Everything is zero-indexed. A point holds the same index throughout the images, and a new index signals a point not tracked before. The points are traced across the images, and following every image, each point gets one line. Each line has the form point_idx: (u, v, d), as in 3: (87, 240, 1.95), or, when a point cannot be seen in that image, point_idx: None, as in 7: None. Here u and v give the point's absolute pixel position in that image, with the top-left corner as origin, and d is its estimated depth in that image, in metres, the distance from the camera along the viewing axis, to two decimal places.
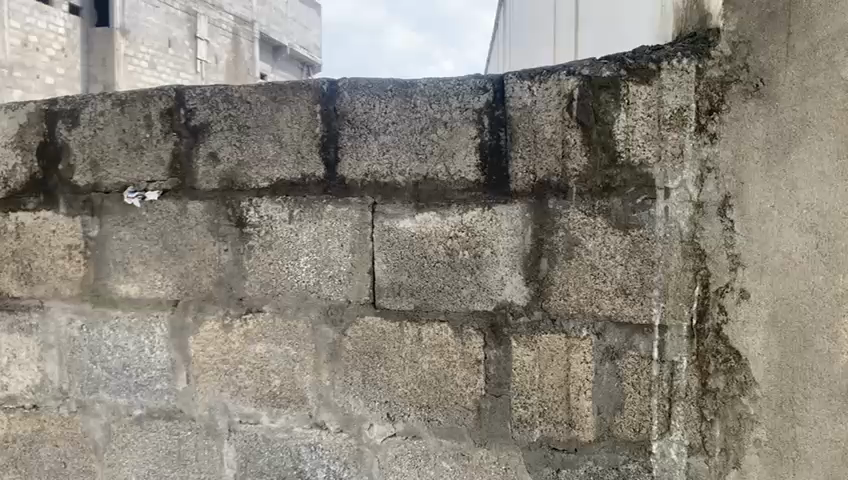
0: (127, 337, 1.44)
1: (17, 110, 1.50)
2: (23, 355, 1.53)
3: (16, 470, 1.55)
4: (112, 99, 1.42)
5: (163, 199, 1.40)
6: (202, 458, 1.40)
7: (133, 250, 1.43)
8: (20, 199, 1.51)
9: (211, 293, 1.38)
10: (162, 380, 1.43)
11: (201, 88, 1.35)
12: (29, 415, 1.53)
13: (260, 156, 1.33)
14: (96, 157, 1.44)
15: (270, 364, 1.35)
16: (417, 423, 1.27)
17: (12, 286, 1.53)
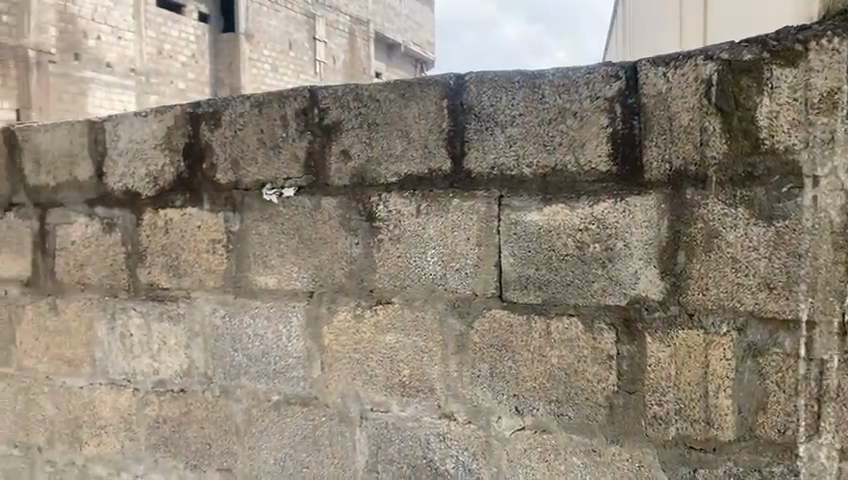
0: (266, 326, 1.52)
1: (164, 114, 1.61)
2: (172, 342, 1.64)
3: (167, 449, 1.67)
4: (251, 102, 1.49)
5: (297, 195, 1.46)
6: (335, 443, 1.45)
7: (270, 245, 1.51)
8: (169, 197, 1.62)
9: (344, 284, 1.43)
10: (298, 367, 1.49)
11: (333, 87, 1.40)
12: (178, 398, 1.64)
13: (389, 152, 1.36)
14: (237, 156, 1.52)
15: (399, 355, 1.38)
16: (547, 416, 1.26)
17: (163, 278, 1.65)
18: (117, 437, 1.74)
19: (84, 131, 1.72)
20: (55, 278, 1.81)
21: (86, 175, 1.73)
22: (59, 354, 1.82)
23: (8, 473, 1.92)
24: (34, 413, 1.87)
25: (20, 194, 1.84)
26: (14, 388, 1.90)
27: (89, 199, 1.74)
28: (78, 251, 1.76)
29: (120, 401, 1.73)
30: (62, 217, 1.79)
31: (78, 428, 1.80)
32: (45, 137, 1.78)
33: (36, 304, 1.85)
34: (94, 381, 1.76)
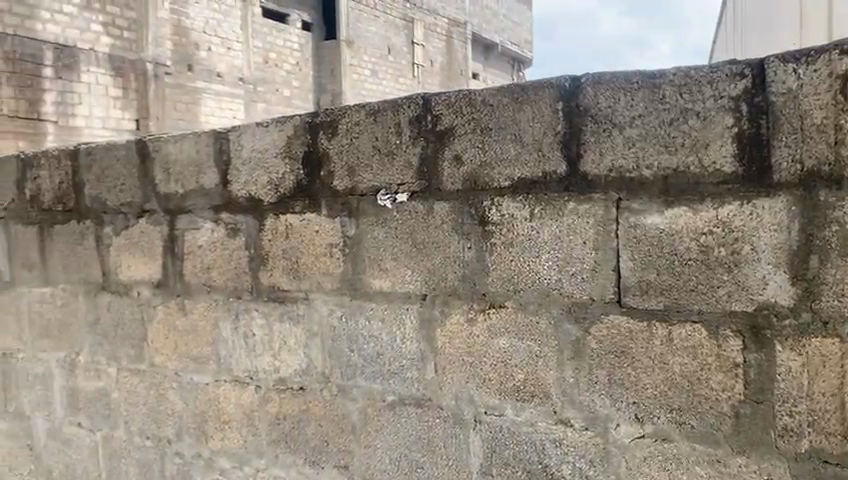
0: (380, 328, 1.56)
1: (284, 123, 1.68)
2: (292, 342, 1.71)
3: (286, 445, 1.73)
4: (366, 110, 1.54)
5: (411, 200, 1.49)
6: (449, 445, 1.47)
7: (385, 249, 1.54)
8: (289, 203, 1.69)
9: (456, 288, 1.45)
10: (412, 369, 1.52)
11: (446, 93, 1.42)
12: (297, 396, 1.71)
13: (502, 156, 1.36)
14: (352, 163, 1.56)
15: (513, 358, 1.38)
16: (668, 425, 1.23)
17: (283, 280, 1.72)
18: (240, 432, 1.82)
19: (209, 140, 1.82)
20: (184, 280, 1.93)
21: (211, 183, 1.82)
22: (187, 352, 1.93)
23: (141, 463, 2.06)
24: (164, 407, 1.99)
25: (151, 201, 1.96)
26: (147, 383, 2.03)
27: (214, 206, 1.83)
28: (204, 254, 1.86)
29: (242, 398, 1.81)
30: (189, 222, 1.90)
31: (204, 423, 1.90)
32: (174, 147, 1.89)
33: (166, 304, 1.97)
34: (218, 378, 1.86)
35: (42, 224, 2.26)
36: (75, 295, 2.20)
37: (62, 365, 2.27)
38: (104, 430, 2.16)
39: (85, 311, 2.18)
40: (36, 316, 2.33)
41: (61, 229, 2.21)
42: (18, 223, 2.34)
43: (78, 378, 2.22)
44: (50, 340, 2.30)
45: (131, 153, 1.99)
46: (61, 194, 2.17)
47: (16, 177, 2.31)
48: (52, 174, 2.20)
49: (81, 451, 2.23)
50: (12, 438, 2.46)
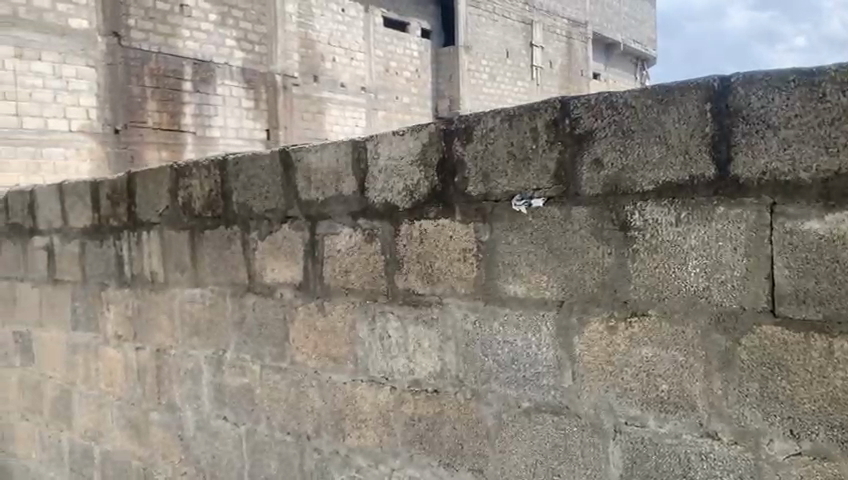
0: (516, 334, 1.56)
1: (421, 132, 1.72)
2: (426, 345, 1.74)
3: (421, 446, 1.76)
4: (502, 116, 1.54)
5: (548, 205, 1.48)
6: (588, 454, 1.45)
7: (520, 253, 1.54)
8: (424, 208, 1.72)
9: (596, 294, 1.43)
10: (549, 375, 1.51)
11: (585, 96, 1.41)
12: (432, 398, 1.73)
13: (646, 160, 1.33)
14: (487, 169, 1.57)
15: (655, 369, 1.34)
16: (827, 443, 1.15)
17: (417, 284, 1.76)
18: (376, 431, 1.87)
19: (348, 149, 1.89)
20: (323, 283, 2.01)
21: (349, 190, 1.89)
22: (326, 352, 2.01)
23: (282, 456, 2.15)
24: (303, 404, 2.08)
25: (294, 207, 2.06)
26: (288, 380, 2.13)
27: (352, 212, 1.90)
28: (343, 259, 1.93)
29: (378, 398, 1.86)
30: (329, 228, 1.98)
31: (342, 421, 1.96)
32: (315, 156, 1.98)
33: (307, 305, 2.06)
34: (356, 378, 1.92)
35: (193, 228, 2.43)
36: (223, 296, 2.35)
37: (210, 361, 2.42)
38: (247, 424, 2.28)
39: (232, 311, 2.31)
40: (188, 315, 2.49)
41: (210, 234, 2.36)
42: (172, 228, 2.53)
43: (224, 375, 2.36)
44: (199, 338, 2.46)
45: (275, 163, 2.10)
46: (210, 200, 2.32)
47: (169, 186, 2.48)
48: (203, 182, 2.35)
49: (227, 442, 2.36)
50: (165, 429, 2.65)
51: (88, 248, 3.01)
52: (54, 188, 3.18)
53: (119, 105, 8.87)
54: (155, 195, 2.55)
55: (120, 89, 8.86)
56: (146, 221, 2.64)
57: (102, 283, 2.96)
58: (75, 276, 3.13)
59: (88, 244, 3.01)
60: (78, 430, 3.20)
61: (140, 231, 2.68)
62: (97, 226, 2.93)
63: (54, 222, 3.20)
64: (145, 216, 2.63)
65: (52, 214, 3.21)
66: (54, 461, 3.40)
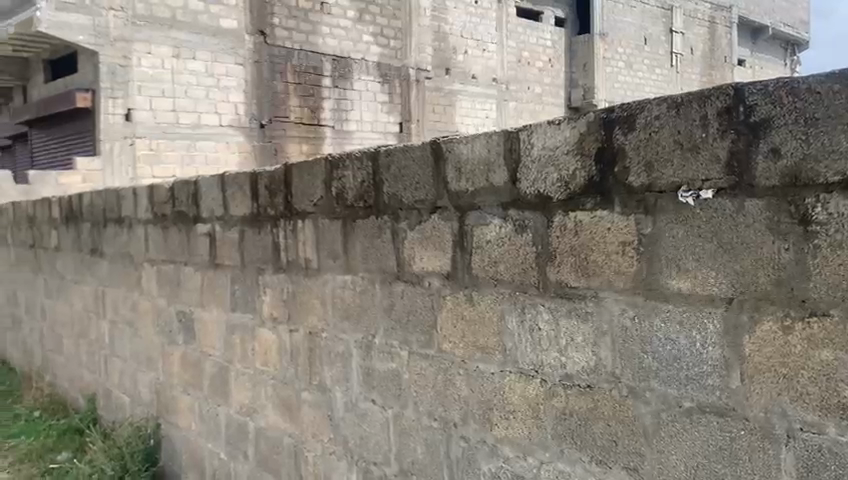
0: (679, 331, 1.50)
1: (578, 121, 1.69)
2: (580, 339, 1.71)
3: (572, 441, 1.75)
4: (668, 103, 1.49)
5: (717, 197, 1.42)
6: (756, 460, 1.38)
7: (685, 247, 1.48)
8: (580, 200, 1.69)
9: (770, 292, 1.35)
10: (714, 375, 1.45)
11: (762, 82, 1.34)
12: (585, 394, 1.70)
13: (830, 149, 1.25)
14: (651, 158, 1.52)
15: (838, 372, 1.25)
16: None
17: (570, 277, 1.73)
18: (525, 424, 1.87)
19: (500, 140, 1.89)
20: (472, 273, 2.02)
21: (500, 181, 1.89)
22: (474, 342, 2.03)
23: (428, 442, 2.20)
24: (450, 392, 2.11)
25: (443, 198, 2.08)
26: (435, 368, 2.16)
27: (503, 203, 1.90)
28: (492, 250, 1.94)
29: (527, 390, 1.86)
30: (479, 218, 1.98)
31: (489, 411, 1.97)
32: (466, 148, 1.99)
33: (455, 294, 2.09)
34: (504, 369, 1.92)
35: (346, 218, 2.52)
36: (373, 283, 2.42)
37: (360, 344, 2.51)
38: (394, 408, 2.35)
39: (381, 298, 2.38)
40: (339, 300, 2.60)
41: (362, 224, 2.44)
42: (325, 217, 2.64)
43: (373, 359, 2.44)
44: (349, 322, 2.55)
45: (426, 154, 2.13)
46: (362, 192, 2.40)
47: (324, 177, 2.59)
48: (355, 173, 2.43)
49: (375, 425, 2.44)
50: (316, 409, 2.77)
51: (247, 236, 3.20)
52: (216, 179, 3.40)
53: (264, 100, 10.91)
54: (311, 186, 2.67)
55: (266, 85, 10.91)
56: (300, 210, 2.77)
57: (259, 268, 3.14)
58: (233, 261, 3.34)
59: (246, 232, 3.20)
60: (234, 406, 3.41)
61: (295, 219, 2.82)
62: (255, 215, 3.11)
63: (216, 210, 3.42)
64: (300, 206, 2.75)
65: (214, 203, 3.43)
66: (211, 434, 3.64)
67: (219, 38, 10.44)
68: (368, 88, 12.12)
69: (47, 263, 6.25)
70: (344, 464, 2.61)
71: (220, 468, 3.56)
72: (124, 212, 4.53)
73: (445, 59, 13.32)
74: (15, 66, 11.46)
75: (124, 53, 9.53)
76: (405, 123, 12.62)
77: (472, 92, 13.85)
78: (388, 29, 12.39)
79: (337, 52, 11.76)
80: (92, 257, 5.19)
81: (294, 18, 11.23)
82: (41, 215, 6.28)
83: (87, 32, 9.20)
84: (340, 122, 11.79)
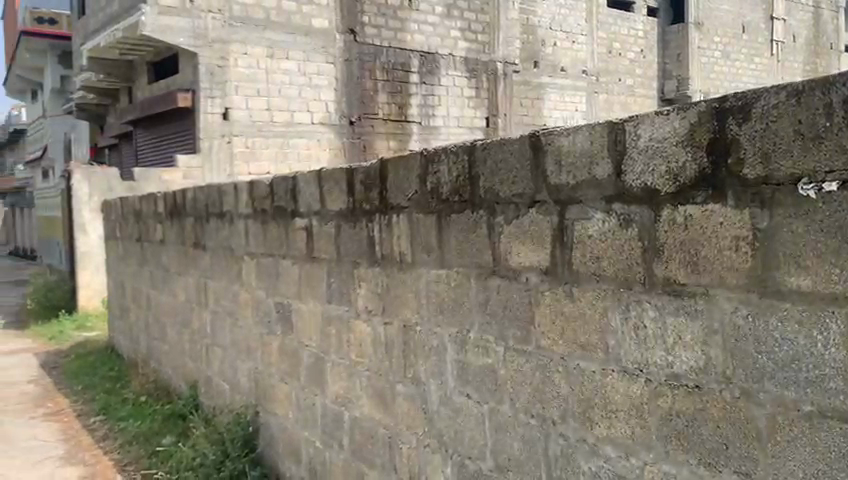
0: (797, 332, 1.43)
1: (688, 111, 1.63)
2: (688, 338, 1.66)
3: (679, 443, 1.69)
4: (788, 91, 1.42)
5: (842, 190, 1.34)
6: None
7: (807, 244, 1.41)
8: (689, 193, 1.63)
9: None
10: (837, 379, 1.37)
11: None
12: (693, 394, 1.65)
13: None
14: (769, 149, 1.45)
15: None
16: None
17: (679, 273, 1.67)
18: (628, 424, 1.82)
19: (604, 132, 1.84)
20: (573, 269, 1.99)
21: (604, 174, 1.85)
22: (574, 339, 1.99)
23: (525, 438, 2.18)
24: (549, 390, 2.08)
25: (542, 192, 2.06)
26: (533, 364, 2.14)
27: (606, 196, 1.85)
28: (595, 245, 1.90)
29: (630, 389, 1.81)
30: (580, 213, 1.95)
31: (590, 409, 1.94)
32: (567, 140, 1.96)
33: (554, 290, 2.06)
34: (606, 367, 1.88)
35: (441, 212, 2.52)
36: (468, 278, 2.42)
37: (454, 339, 2.50)
38: (490, 403, 2.34)
39: (476, 293, 2.37)
40: (433, 294, 2.60)
41: (457, 218, 2.43)
42: (420, 212, 2.65)
43: (468, 354, 2.43)
44: (444, 316, 2.56)
45: (524, 147, 2.10)
46: (458, 186, 2.39)
47: (419, 172, 2.60)
48: (451, 168, 2.42)
49: (470, 419, 2.44)
50: (411, 402, 2.79)
51: (343, 229, 3.26)
52: (313, 174, 3.47)
53: (354, 98, 11.08)
54: (406, 180, 2.69)
55: (355, 83, 11.08)
56: (395, 205, 2.79)
57: (354, 261, 3.19)
58: (329, 254, 3.40)
59: (342, 226, 3.25)
60: (330, 396, 3.49)
61: (390, 214, 2.84)
62: (350, 210, 3.16)
63: (313, 205, 3.50)
64: (396, 200, 2.78)
65: (311, 198, 3.51)
66: (308, 422, 3.73)
67: (311, 37, 10.66)
68: (455, 83, 12.14)
69: (152, 256, 6.56)
70: (438, 457, 2.63)
71: (316, 456, 3.65)
72: (226, 207, 4.70)
73: (533, 52, 13.22)
74: (122, 69, 12.07)
75: (221, 54, 9.92)
76: (492, 117, 12.60)
77: (561, 85, 13.71)
78: (477, 23, 12.36)
79: (425, 48, 11.78)
80: (195, 250, 5.42)
81: (383, 15, 11.35)
82: (147, 210, 6.60)
83: (187, 34, 9.71)
84: (426, 118, 11.84)
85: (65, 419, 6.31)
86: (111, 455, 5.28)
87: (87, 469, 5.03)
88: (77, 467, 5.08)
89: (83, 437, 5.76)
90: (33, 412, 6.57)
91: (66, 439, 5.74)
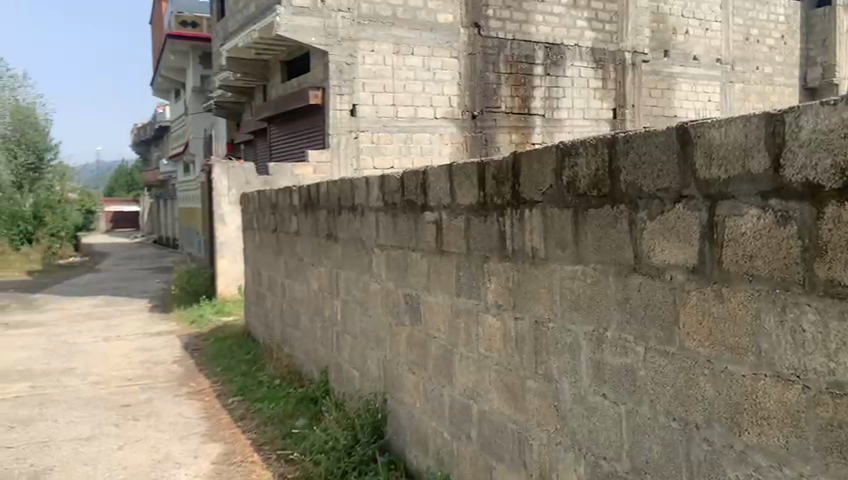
0: None
1: None
2: None
3: (840, 456, 1.58)
4: None
5: None
6: None
7: None
8: None
9: None
10: None
11: None
12: None
13: None
14: None
15: None
16: None
17: (843, 274, 1.57)
18: (782, 431, 1.73)
19: (760, 122, 1.76)
20: (722, 268, 1.90)
21: (759, 167, 1.75)
22: (722, 340, 1.91)
23: (666, 441, 2.12)
24: (693, 393, 2.01)
25: (690, 187, 1.98)
26: (676, 366, 2.07)
27: (762, 191, 1.76)
28: (748, 242, 1.81)
29: (785, 396, 1.72)
30: (732, 208, 1.85)
31: (738, 415, 1.86)
32: (718, 132, 1.88)
33: (701, 290, 1.97)
34: (758, 372, 1.79)
35: (577, 207, 2.48)
36: (606, 275, 2.36)
37: (590, 336, 2.46)
38: (628, 404, 2.28)
39: (615, 290, 2.31)
40: (569, 291, 2.56)
41: (595, 214, 2.38)
42: (555, 206, 2.61)
43: (605, 353, 2.38)
44: (579, 313, 2.51)
45: (670, 139, 2.03)
46: (597, 180, 2.34)
47: (554, 166, 2.58)
48: (589, 161, 2.38)
49: (606, 419, 2.39)
50: (542, 398, 2.76)
51: (473, 223, 3.26)
52: (444, 169, 3.51)
53: (477, 92, 11.07)
54: (540, 174, 2.66)
55: (479, 77, 11.07)
56: (528, 199, 2.77)
57: (484, 255, 3.19)
58: (459, 248, 3.43)
59: (473, 219, 3.26)
60: (458, 388, 3.52)
61: (522, 208, 2.82)
62: (481, 204, 3.16)
63: (443, 199, 3.53)
64: (529, 194, 2.76)
65: (442, 192, 3.54)
66: (435, 413, 3.78)
67: (436, 33, 10.78)
68: (581, 74, 11.89)
69: (287, 246, 6.86)
70: (571, 456, 2.60)
71: (444, 447, 3.69)
72: (357, 200, 4.84)
73: (664, 41, 12.77)
74: (257, 69, 12.67)
75: (350, 52, 10.23)
76: (618, 109, 12.27)
77: (694, 75, 13.17)
78: (603, 12, 12.07)
79: (550, 39, 11.55)
80: (328, 241, 5.61)
81: (508, 8, 11.21)
82: (283, 202, 6.91)
83: (318, 33, 10.09)
84: (550, 110, 11.65)
85: (207, 398, 6.73)
86: (248, 434, 5.58)
87: (227, 447, 5.34)
88: (219, 444, 5.40)
89: (223, 415, 6.12)
90: (178, 390, 7.05)
91: (207, 417, 6.12)
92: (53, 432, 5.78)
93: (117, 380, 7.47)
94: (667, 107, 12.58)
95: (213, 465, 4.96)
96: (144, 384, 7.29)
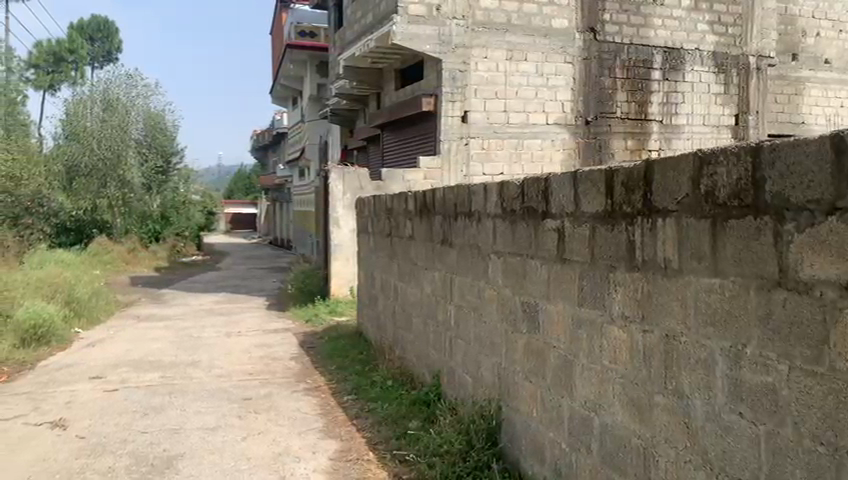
0: None
1: None
2: None
3: None
4: None
5: None
6: None
7: None
8: None
9: None
10: None
11: None
12: None
13: None
14: None
15: None
16: None
17: None
18: None
19: None
20: None
21: None
22: None
23: (812, 466, 2.01)
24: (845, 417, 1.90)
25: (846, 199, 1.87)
26: (825, 387, 1.96)
27: None
28: None
29: None
30: None
31: None
32: None
33: None
34: None
35: (717, 218, 2.39)
36: (747, 289, 2.26)
37: (727, 352, 2.36)
38: (768, 425, 2.18)
39: (756, 306, 2.22)
40: (705, 305, 2.47)
41: (736, 224, 2.29)
42: (690, 216, 2.53)
43: (744, 370, 2.28)
44: (715, 328, 2.43)
45: (823, 148, 1.93)
46: (739, 190, 2.26)
47: (691, 174, 2.50)
48: (730, 170, 2.29)
49: (742, 439, 2.29)
50: (671, 413, 2.68)
51: (599, 232, 3.20)
52: (567, 176, 3.47)
53: (591, 98, 10.90)
54: (675, 183, 2.59)
55: (593, 82, 10.90)
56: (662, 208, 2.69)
57: (611, 265, 3.12)
58: (583, 256, 3.37)
59: (599, 227, 3.20)
60: (579, 399, 3.46)
61: (654, 218, 2.75)
62: (608, 212, 3.09)
63: (566, 206, 3.50)
64: (662, 204, 2.69)
65: (565, 199, 3.50)
66: (553, 423, 3.74)
67: (551, 38, 10.70)
68: (701, 79, 11.43)
69: (401, 250, 6.97)
70: (702, 475, 2.50)
71: (562, 457, 3.64)
72: (475, 206, 4.85)
73: (792, 44, 12.10)
74: (372, 76, 12.97)
75: (463, 59, 10.32)
76: (741, 115, 11.68)
77: (825, 79, 12.41)
78: (727, 15, 11.58)
79: (670, 43, 11.21)
80: (443, 246, 5.66)
81: (625, 12, 11.01)
82: (398, 207, 7.04)
83: (432, 41, 10.25)
84: (669, 116, 11.26)
85: (323, 395, 6.94)
86: (363, 431, 5.71)
87: (344, 444, 5.49)
88: (336, 440, 5.55)
89: (338, 412, 6.30)
90: (296, 386, 7.31)
91: (323, 413, 6.32)
92: (183, 421, 6.13)
93: (240, 374, 7.83)
94: (793, 113, 11.90)
95: (331, 461, 5.11)
96: (264, 379, 7.60)
